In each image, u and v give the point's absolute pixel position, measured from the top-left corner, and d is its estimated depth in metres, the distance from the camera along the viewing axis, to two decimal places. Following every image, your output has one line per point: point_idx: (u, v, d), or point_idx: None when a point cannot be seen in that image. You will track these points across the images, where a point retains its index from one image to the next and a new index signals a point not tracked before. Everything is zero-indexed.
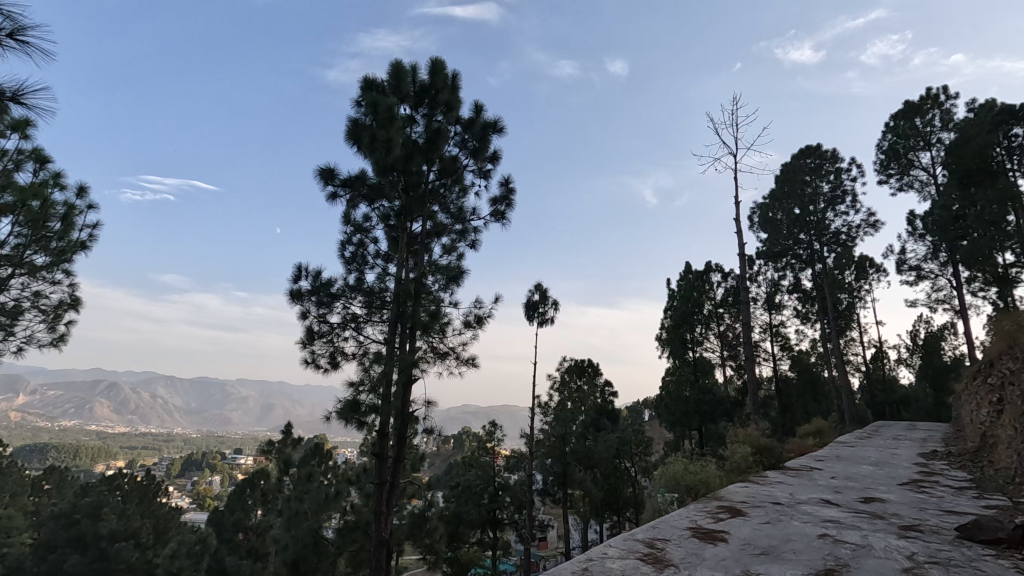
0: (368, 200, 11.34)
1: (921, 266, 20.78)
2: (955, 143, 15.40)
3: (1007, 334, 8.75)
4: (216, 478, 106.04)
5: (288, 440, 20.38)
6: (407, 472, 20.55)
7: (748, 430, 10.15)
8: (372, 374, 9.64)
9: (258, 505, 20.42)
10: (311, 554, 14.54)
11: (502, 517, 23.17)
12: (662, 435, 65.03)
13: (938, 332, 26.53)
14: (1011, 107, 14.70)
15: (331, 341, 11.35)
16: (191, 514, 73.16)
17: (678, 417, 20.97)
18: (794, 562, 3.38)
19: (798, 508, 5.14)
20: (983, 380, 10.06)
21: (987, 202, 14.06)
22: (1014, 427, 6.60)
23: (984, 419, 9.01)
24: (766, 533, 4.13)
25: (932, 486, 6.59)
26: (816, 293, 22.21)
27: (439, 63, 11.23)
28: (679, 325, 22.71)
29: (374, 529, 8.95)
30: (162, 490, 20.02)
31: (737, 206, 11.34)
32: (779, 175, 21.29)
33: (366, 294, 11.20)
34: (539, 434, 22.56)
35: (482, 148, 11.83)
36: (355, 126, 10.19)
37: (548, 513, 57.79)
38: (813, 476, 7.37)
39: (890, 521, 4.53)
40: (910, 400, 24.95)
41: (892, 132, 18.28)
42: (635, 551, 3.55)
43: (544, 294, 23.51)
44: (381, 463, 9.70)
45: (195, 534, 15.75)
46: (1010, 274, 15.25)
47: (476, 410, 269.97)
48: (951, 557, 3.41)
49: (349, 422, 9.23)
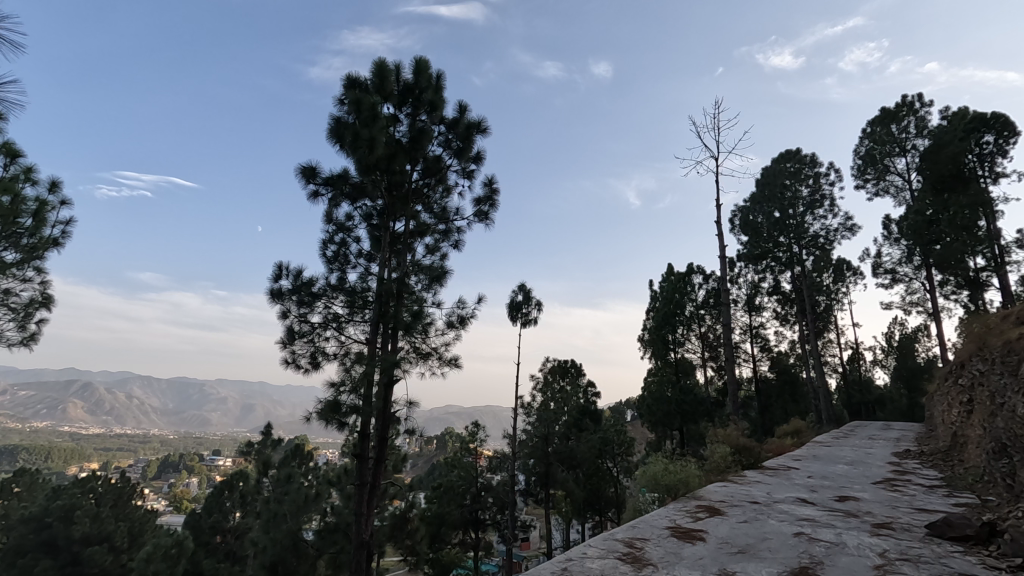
0: (350, 199, 11.40)
1: (896, 270, 21.50)
2: (930, 149, 16.14)
3: (976, 335, 9.02)
4: (194, 479, 105.04)
5: (268, 440, 20.39)
6: (389, 473, 20.64)
7: (727, 430, 10.34)
8: (353, 375, 9.50)
9: (236, 508, 20.18)
10: (291, 556, 14.54)
11: (483, 518, 23.29)
12: (644, 435, 66.74)
13: (912, 334, 27.24)
14: (983, 115, 15.37)
15: (312, 341, 11.38)
16: (167, 518, 72.39)
17: (660, 417, 21.28)
18: (770, 560, 3.56)
19: (775, 507, 5.34)
20: (954, 380, 10.45)
21: (960, 207, 14.62)
22: (984, 426, 6.87)
23: (956, 419, 9.35)
24: (744, 532, 4.31)
25: (905, 485, 6.88)
26: (795, 295, 22.68)
27: (424, 62, 11.31)
28: (661, 326, 22.87)
29: (355, 530, 8.93)
30: (137, 492, 19.75)
31: (718, 209, 11.67)
32: (760, 177, 21.74)
33: (348, 295, 11.23)
34: (522, 433, 22.64)
35: (466, 148, 11.94)
36: (337, 124, 10.23)
37: (531, 513, 59.41)
38: (790, 475, 7.60)
39: (864, 520, 4.75)
40: (885, 400, 25.67)
41: (870, 138, 18.87)
42: (614, 551, 3.70)
43: (527, 294, 23.92)
44: (363, 463, 9.77)
45: (170, 536, 15.40)
46: (981, 277, 15.88)
47: (459, 410, 269.83)
48: (921, 554, 3.63)
49: (330, 423, 9.41)
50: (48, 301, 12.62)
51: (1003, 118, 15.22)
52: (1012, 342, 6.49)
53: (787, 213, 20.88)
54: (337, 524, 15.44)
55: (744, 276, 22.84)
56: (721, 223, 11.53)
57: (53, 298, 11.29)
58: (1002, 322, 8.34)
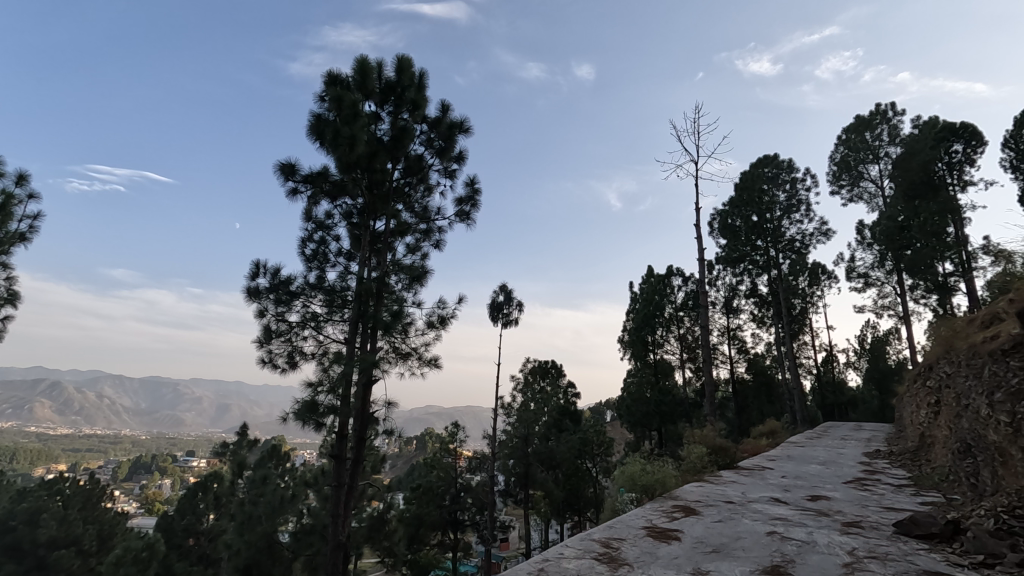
0: (330, 196, 10.98)
1: (869, 274, 21.91)
2: (901, 157, 16.23)
3: (942, 339, 8.55)
4: (165, 481, 102.16)
5: (244, 440, 19.17)
6: (367, 474, 20.28)
7: (704, 430, 10.19)
8: (332, 374, 9.22)
9: (209, 511, 18.67)
10: (265, 558, 14.09)
11: (463, 518, 22.90)
12: (623, 435, 67.38)
13: (884, 337, 27.67)
14: (952, 125, 15.77)
15: (289, 340, 10.97)
16: (138, 520, 70.46)
17: (639, 417, 21.27)
18: (744, 559, 3.37)
19: (749, 506, 5.17)
20: (923, 382, 10.57)
21: (930, 213, 15.02)
22: (950, 426, 6.76)
23: (923, 419, 9.43)
24: (719, 531, 4.11)
25: (874, 483, 6.86)
26: (771, 298, 22.81)
27: (406, 60, 11.05)
28: (640, 328, 23.12)
29: (332, 532, 8.52)
30: (108, 494, 18.93)
31: (696, 210, 11.61)
32: (737, 182, 21.51)
33: (327, 293, 10.93)
34: (502, 434, 22.85)
35: (448, 148, 11.73)
36: (318, 121, 9.95)
37: (510, 513, 60.20)
38: (765, 475, 7.51)
39: (834, 518, 4.60)
40: (857, 401, 26.23)
41: (845, 145, 19.15)
42: (589, 551, 3.49)
43: (508, 294, 23.95)
44: (340, 465, 9.35)
45: (140, 539, 13.63)
46: (949, 282, 16.07)
47: (438, 410, 269.03)
48: (889, 551, 3.42)
49: (307, 424, 8.90)
50: (13, 297, 11.80)
51: (972, 127, 15.67)
52: (975, 344, 5.96)
53: (764, 217, 21.02)
54: (313, 526, 14.98)
55: (723, 279, 23.05)
56: (699, 225, 11.46)
57: (14, 292, 10.29)
58: (968, 325, 7.68)
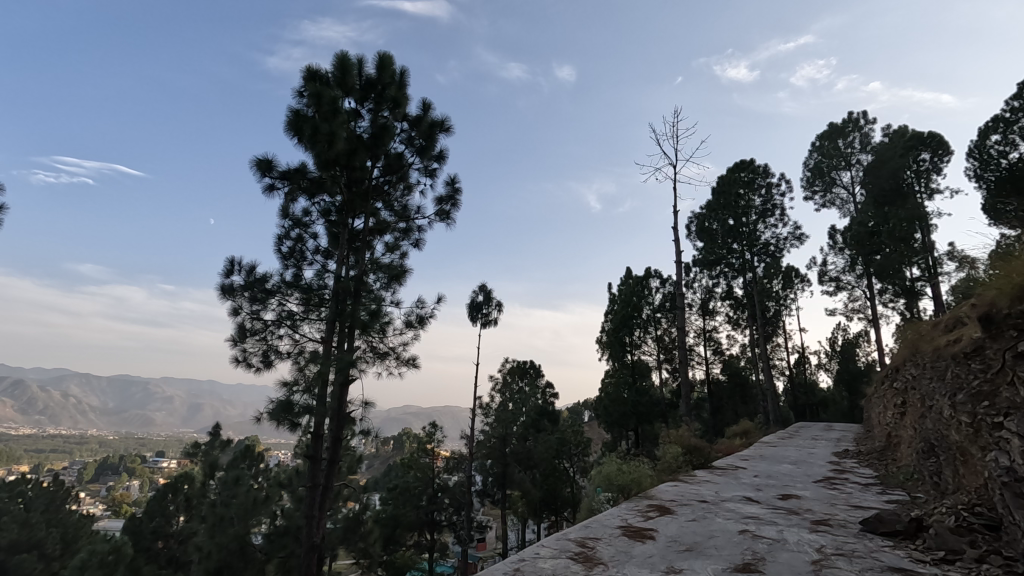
0: (307, 193, 10.74)
1: (840, 277, 22.46)
2: (873, 164, 16.94)
3: (910, 342, 8.71)
4: (134, 481, 99.96)
5: (216, 441, 18.85)
6: (342, 475, 19.95)
7: (679, 431, 10.28)
8: (308, 374, 8.84)
9: (180, 512, 17.43)
10: (237, 560, 13.41)
11: (439, 518, 22.77)
12: (600, 435, 67.95)
13: (854, 339, 28.29)
14: (920, 134, 16.48)
15: (265, 339, 10.74)
16: (106, 522, 68.65)
17: (616, 417, 21.43)
18: (716, 556, 3.26)
19: (721, 506, 5.17)
20: (890, 383, 10.84)
21: (898, 220, 15.29)
22: (916, 427, 6.89)
23: (890, 420, 9.67)
24: (692, 530, 4.06)
25: (843, 482, 7.00)
26: (746, 301, 23.16)
27: (387, 58, 10.96)
28: (618, 329, 23.24)
29: (306, 533, 8.32)
30: (72, 496, 18.23)
31: (675, 213, 11.75)
32: (715, 186, 21.99)
33: (304, 292, 10.71)
34: (480, 434, 22.66)
35: (429, 146, 11.64)
36: (297, 117, 9.71)
37: (488, 513, 60.54)
38: (738, 475, 7.54)
39: (804, 517, 4.58)
40: (828, 402, 26.89)
41: (819, 151, 19.54)
42: (565, 551, 3.39)
43: (488, 294, 24.00)
44: (315, 465, 9.10)
45: (107, 543, 13.15)
46: (916, 287, 16.52)
47: (415, 410, 267.68)
48: (854, 548, 3.33)
49: (281, 424, 8.64)
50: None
51: (938, 137, 16.29)
52: (939, 347, 6.06)
53: (741, 221, 21.25)
54: (287, 527, 14.92)
55: (700, 281, 23.32)
56: (677, 228, 11.61)
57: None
58: (933, 329, 7.86)
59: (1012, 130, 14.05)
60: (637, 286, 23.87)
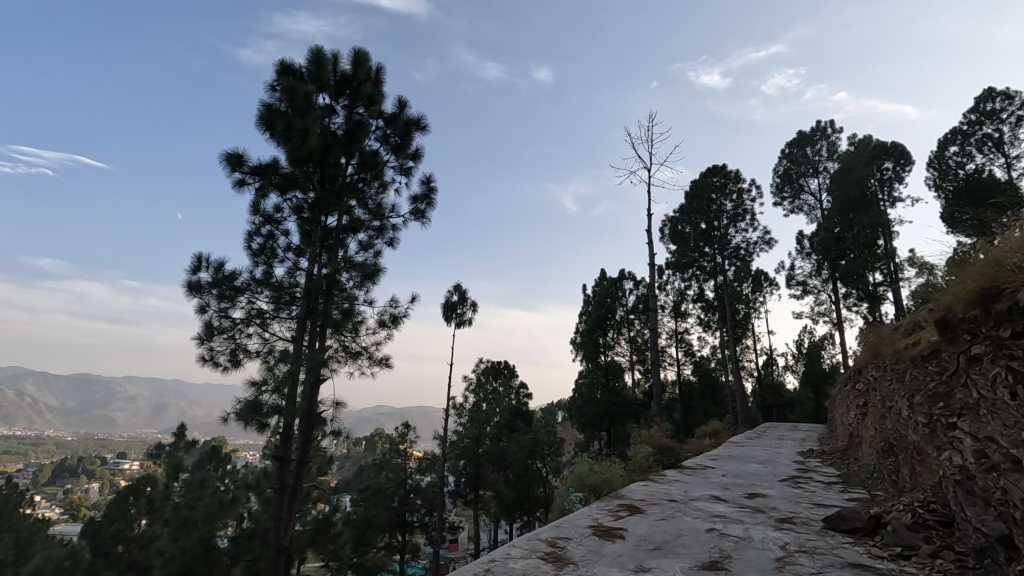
0: (279, 189, 10.60)
1: (807, 282, 23.37)
2: (838, 172, 17.73)
3: (870, 345, 9.14)
4: (95, 484, 97.99)
5: (181, 441, 18.49)
6: (312, 477, 19.81)
7: (650, 431, 10.69)
8: (277, 374, 8.84)
9: (143, 515, 17.07)
10: (201, 565, 12.96)
11: (412, 519, 22.95)
12: (571, 436, 69.36)
13: (820, 342, 29.34)
14: (883, 144, 17.24)
15: (232, 338, 10.74)
16: (61, 527, 66.92)
17: (589, 418, 21.80)
18: (684, 555, 3.44)
19: (690, 505, 5.51)
20: (853, 384, 11.45)
21: (862, 227, 16.19)
22: (876, 427, 7.36)
23: (852, 420, 10.22)
24: (661, 529, 4.35)
25: (807, 481, 7.39)
26: (717, 303, 23.87)
27: (363, 54, 11.07)
28: (593, 330, 23.87)
29: (275, 534, 8.38)
30: (27, 500, 17.72)
31: (649, 216, 12.20)
32: (688, 190, 22.55)
33: (274, 290, 10.74)
34: (453, 435, 22.92)
35: (404, 144, 11.78)
36: (268, 111, 9.79)
37: (459, 515, 61.41)
38: (706, 475, 7.89)
39: (769, 515, 4.92)
40: (794, 402, 27.81)
41: (788, 158, 20.32)
42: (537, 550, 3.59)
43: (462, 294, 24.35)
44: (284, 467, 9.21)
45: (63, 548, 12.80)
46: (878, 291, 17.35)
47: (388, 410, 266.05)
48: (817, 545, 3.56)
49: (250, 424, 8.64)
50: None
51: (900, 147, 17.12)
52: (899, 350, 6.43)
53: (712, 225, 21.90)
54: (255, 530, 14.53)
55: (672, 283, 23.96)
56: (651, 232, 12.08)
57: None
58: (890, 331, 8.36)
59: (968, 143, 14.81)
60: (611, 287, 24.35)
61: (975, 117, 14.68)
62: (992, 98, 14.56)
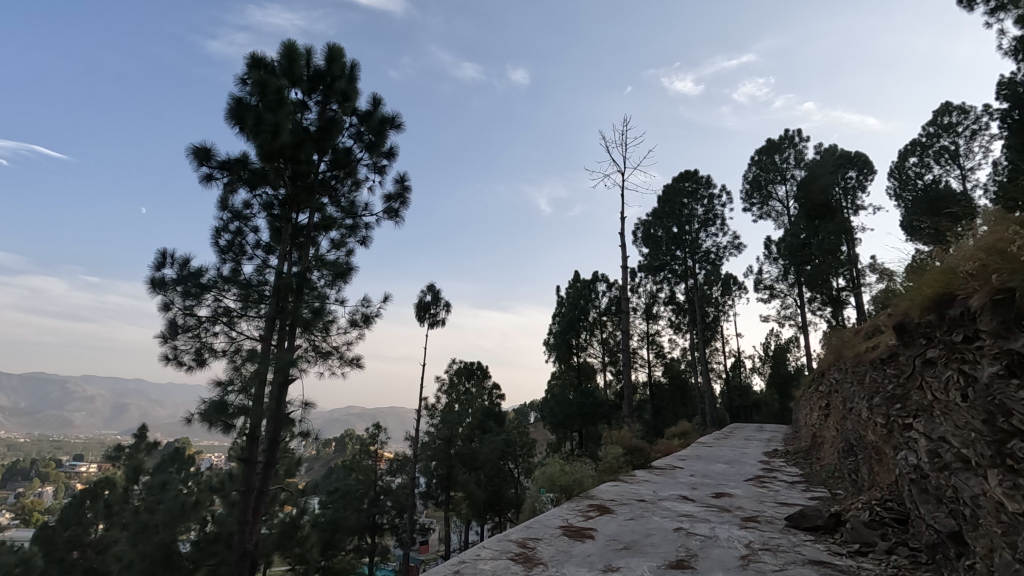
0: (248, 184, 10.72)
1: (774, 286, 24.31)
2: (805, 180, 18.33)
3: (833, 347, 9.63)
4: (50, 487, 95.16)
5: (143, 444, 18.21)
6: (280, 479, 19.77)
7: (622, 432, 11.14)
8: (242, 373, 8.95)
9: (100, 520, 16.81)
10: (162, 570, 12.44)
11: (381, 522, 23.14)
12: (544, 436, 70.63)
13: (786, 345, 30.39)
14: (847, 153, 18.29)
15: (197, 336, 10.83)
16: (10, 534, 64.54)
17: (562, 419, 22.26)
18: (652, 554, 3.50)
19: (659, 505, 5.95)
20: (815, 386, 12.18)
21: (828, 233, 16.97)
22: (837, 427, 7.90)
23: (815, 420, 10.87)
24: (630, 528, 4.71)
25: (771, 481, 7.88)
26: (687, 306, 24.57)
27: (337, 50, 11.27)
28: (565, 331, 24.32)
29: (239, 537, 8.37)
30: None
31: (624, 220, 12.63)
32: (661, 194, 23.30)
33: (241, 289, 10.83)
34: (425, 436, 23.02)
35: (377, 143, 11.99)
36: (238, 106, 9.95)
37: (431, 515, 62.11)
38: (676, 475, 8.35)
39: (735, 514, 5.27)
40: (760, 404, 28.74)
41: (757, 165, 21.12)
42: (506, 552, 3.71)
43: (435, 295, 24.57)
44: (250, 468, 9.32)
45: (15, 553, 12.59)
46: (841, 296, 18.05)
47: (359, 411, 263.78)
48: (780, 543, 3.60)
49: (214, 424, 8.76)
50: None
51: (864, 157, 18.13)
52: (861, 352, 6.89)
53: (684, 228, 22.63)
54: (218, 534, 13.90)
55: (646, 286, 24.76)
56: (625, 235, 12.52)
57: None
58: (852, 335, 8.89)
59: (927, 153, 15.85)
60: (584, 290, 24.85)
61: (934, 130, 15.62)
62: (949, 112, 15.48)
